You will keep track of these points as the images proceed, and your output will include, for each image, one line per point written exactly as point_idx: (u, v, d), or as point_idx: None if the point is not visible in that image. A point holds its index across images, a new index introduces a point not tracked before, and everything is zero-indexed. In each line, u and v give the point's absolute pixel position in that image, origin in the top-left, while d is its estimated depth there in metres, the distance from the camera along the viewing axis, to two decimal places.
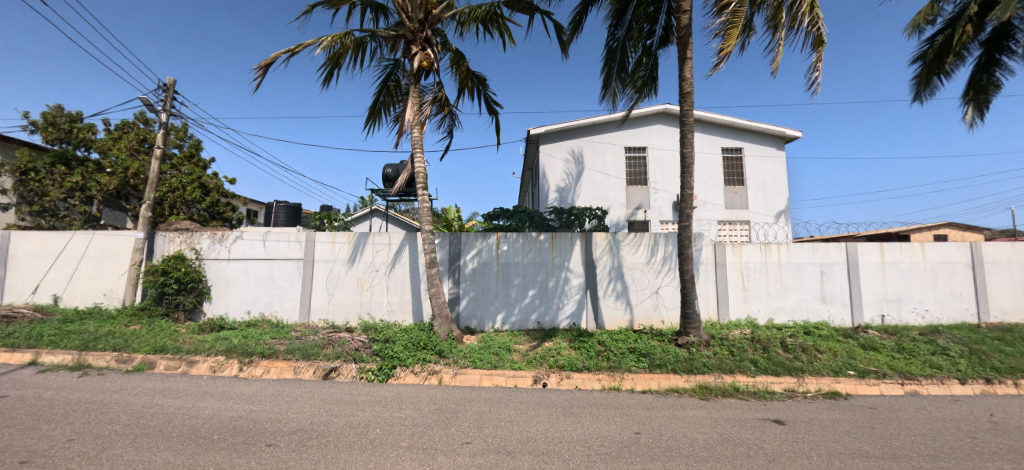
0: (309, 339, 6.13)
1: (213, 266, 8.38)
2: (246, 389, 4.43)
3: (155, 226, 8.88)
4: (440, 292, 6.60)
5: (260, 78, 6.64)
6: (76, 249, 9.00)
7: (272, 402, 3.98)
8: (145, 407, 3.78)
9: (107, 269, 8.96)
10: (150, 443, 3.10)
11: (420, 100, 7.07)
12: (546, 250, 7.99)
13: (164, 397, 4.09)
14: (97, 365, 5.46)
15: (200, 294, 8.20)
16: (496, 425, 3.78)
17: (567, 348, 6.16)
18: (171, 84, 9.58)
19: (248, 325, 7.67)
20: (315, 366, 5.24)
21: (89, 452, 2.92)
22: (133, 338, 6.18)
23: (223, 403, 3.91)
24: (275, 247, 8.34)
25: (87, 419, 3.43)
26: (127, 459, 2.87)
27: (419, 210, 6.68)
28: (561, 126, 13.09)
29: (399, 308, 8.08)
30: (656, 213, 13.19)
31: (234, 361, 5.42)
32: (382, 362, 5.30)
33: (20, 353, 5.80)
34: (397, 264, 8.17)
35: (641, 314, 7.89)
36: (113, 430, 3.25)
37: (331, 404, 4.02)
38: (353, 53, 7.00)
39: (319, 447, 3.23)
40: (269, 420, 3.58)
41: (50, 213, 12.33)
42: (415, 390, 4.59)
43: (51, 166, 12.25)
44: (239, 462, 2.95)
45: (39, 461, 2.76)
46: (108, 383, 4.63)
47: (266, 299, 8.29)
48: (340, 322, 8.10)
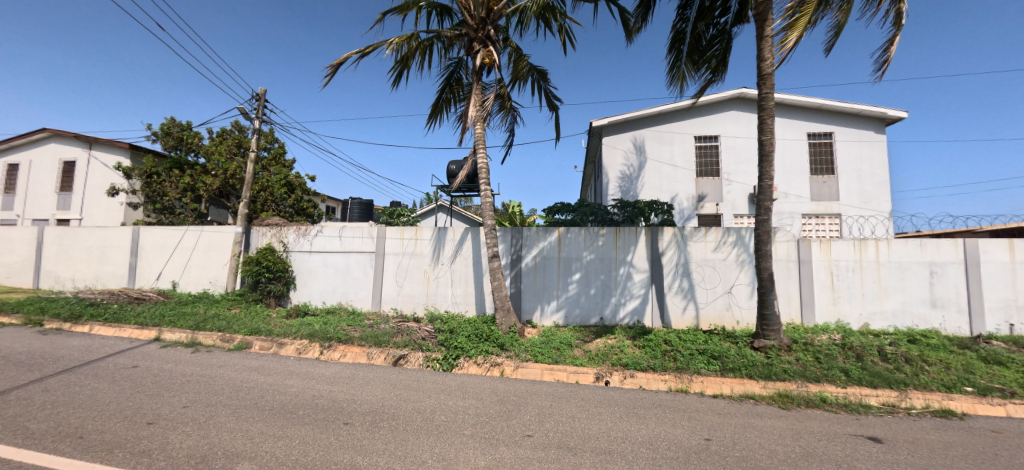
0: (380, 327, 6.50)
1: (298, 257, 9.17)
2: (326, 371, 4.79)
3: (251, 221, 9.90)
4: (501, 286, 6.67)
5: (332, 78, 6.89)
6: (189, 242, 10.30)
7: (347, 384, 4.24)
8: (243, 382, 4.23)
9: (214, 260, 10.14)
10: (247, 414, 3.47)
11: (483, 98, 7.09)
12: (608, 244, 7.77)
13: (257, 374, 4.56)
14: (206, 343, 6.19)
15: (287, 282, 9.07)
16: (557, 420, 3.75)
17: (631, 346, 5.95)
18: (262, 94, 10.53)
19: (327, 312, 8.34)
20: (386, 352, 5.52)
21: (199, 418, 3.33)
22: (234, 321, 6.96)
23: (307, 382, 4.25)
24: (350, 241, 8.94)
25: (198, 389, 3.90)
26: (230, 427, 3.28)
27: (482, 205, 6.73)
28: (624, 117, 12.59)
29: (463, 300, 8.30)
30: (729, 207, 12.34)
31: (316, 345, 5.87)
32: (447, 351, 5.45)
33: (149, 330, 6.76)
34: (460, 257, 8.38)
35: (712, 313, 7.43)
36: (218, 400, 3.67)
37: (400, 388, 4.17)
38: (420, 55, 7.16)
39: (389, 429, 3.47)
40: (345, 400, 3.82)
41: (169, 210, 14.29)
42: (479, 380, 4.65)
43: (168, 170, 14.08)
44: (321, 437, 3.30)
45: (162, 423, 3.22)
46: (214, 359, 5.24)
47: (343, 288, 8.93)
48: (408, 312, 8.49)
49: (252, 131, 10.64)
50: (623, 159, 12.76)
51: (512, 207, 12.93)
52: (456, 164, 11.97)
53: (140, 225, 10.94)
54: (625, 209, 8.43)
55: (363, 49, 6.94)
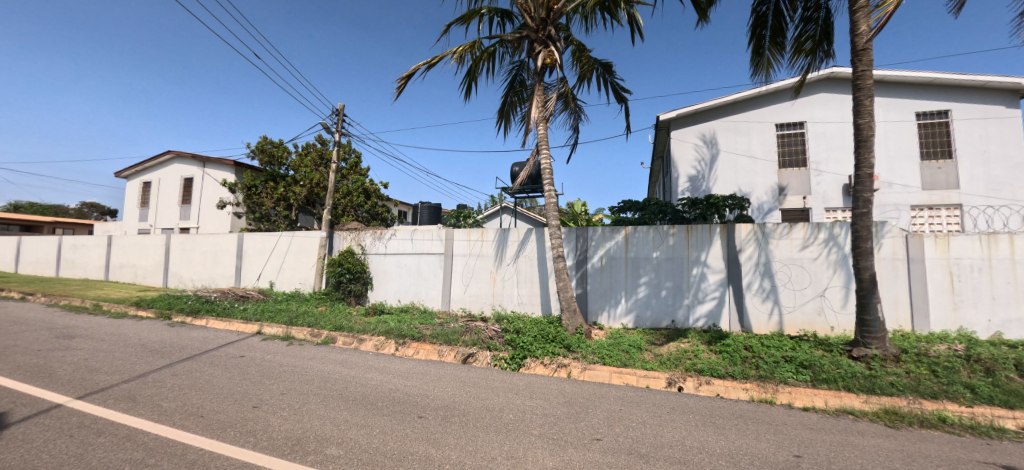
0: (450, 326, 6.74)
1: (374, 259, 9.81)
2: (402, 366, 5.07)
3: (334, 227, 10.75)
4: (567, 287, 6.63)
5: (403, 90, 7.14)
6: (282, 246, 11.44)
7: (421, 380, 4.44)
8: (329, 373, 4.60)
9: (303, 262, 11.15)
10: (334, 403, 3.75)
11: (546, 98, 7.06)
12: (680, 244, 7.40)
13: (342, 367, 4.93)
14: (298, 336, 6.83)
15: (365, 283, 9.75)
16: (627, 425, 3.64)
17: (707, 352, 5.61)
18: (342, 109, 11.37)
19: (401, 311, 8.83)
20: (455, 350, 5.71)
21: (293, 405, 3.67)
22: (320, 318, 7.63)
23: (385, 376, 4.52)
24: (421, 243, 9.39)
25: (292, 379, 4.30)
26: (320, 414, 3.57)
27: (546, 205, 6.73)
28: (695, 108, 11.94)
29: (529, 301, 8.33)
30: (819, 200, 11.19)
31: (392, 341, 6.23)
32: (514, 351, 5.52)
33: (252, 324, 7.61)
34: (525, 258, 8.43)
35: (800, 317, 6.80)
36: (310, 389, 4.02)
37: (470, 386, 4.29)
38: (484, 62, 7.28)
39: (460, 425, 3.58)
40: (419, 394, 4.00)
41: (267, 219, 16.10)
42: (546, 381, 4.64)
43: (265, 183, 15.85)
44: (398, 429, 3.48)
45: (264, 407, 3.59)
46: (305, 351, 5.77)
47: (415, 288, 9.40)
48: (476, 311, 8.73)
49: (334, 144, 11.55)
50: (694, 152, 12.14)
51: (577, 208, 12.79)
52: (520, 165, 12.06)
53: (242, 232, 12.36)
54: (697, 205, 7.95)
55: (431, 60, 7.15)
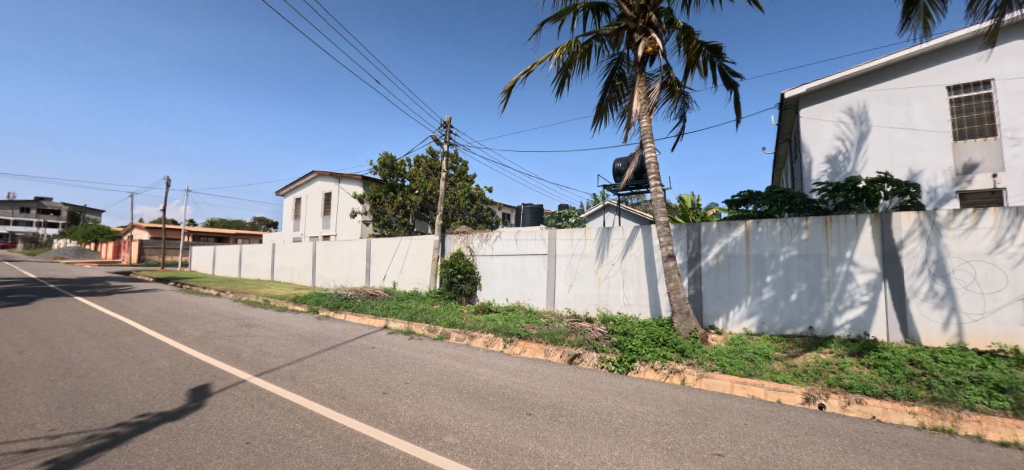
0: (555, 326, 6.81)
1: (482, 260, 10.54)
2: (510, 364, 5.27)
3: (445, 231, 11.65)
4: (678, 287, 6.27)
5: (505, 101, 7.18)
6: (402, 249, 12.83)
7: (529, 378, 4.55)
8: (445, 367, 4.95)
9: (420, 263, 12.28)
10: (450, 394, 4.02)
11: (648, 89, 6.75)
12: (815, 239, 6.60)
13: (456, 361, 5.28)
14: (418, 331, 7.52)
15: (474, 282, 10.56)
16: (754, 443, 3.26)
17: (856, 366, 4.80)
18: (449, 121, 12.28)
19: (508, 310, 9.23)
20: (561, 350, 5.76)
21: (415, 394, 4.01)
22: (436, 315, 8.32)
23: (495, 373, 4.73)
24: (525, 244, 9.78)
25: (413, 370, 4.72)
26: (438, 403, 3.86)
27: (653, 202, 6.50)
28: (830, 80, 10.47)
29: (636, 302, 7.98)
30: (1017, 177, 8.89)
31: (500, 339, 6.51)
32: (621, 354, 5.37)
33: (380, 319, 8.63)
34: (629, 256, 8.14)
35: (995, 329, 5.40)
36: (430, 380, 4.37)
37: (577, 387, 4.27)
38: (581, 60, 7.22)
39: (569, 425, 3.57)
40: (527, 392, 4.10)
41: (388, 225, 19.15)
42: (658, 387, 4.41)
43: (388, 193, 18.79)
44: (509, 424, 3.58)
45: (392, 393, 4.00)
46: (424, 345, 6.33)
47: (520, 288, 9.80)
48: (581, 312, 8.69)
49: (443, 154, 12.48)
50: (834, 130, 10.54)
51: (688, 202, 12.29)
52: (622, 161, 11.69)
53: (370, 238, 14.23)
54: (840, 194, 7.02)
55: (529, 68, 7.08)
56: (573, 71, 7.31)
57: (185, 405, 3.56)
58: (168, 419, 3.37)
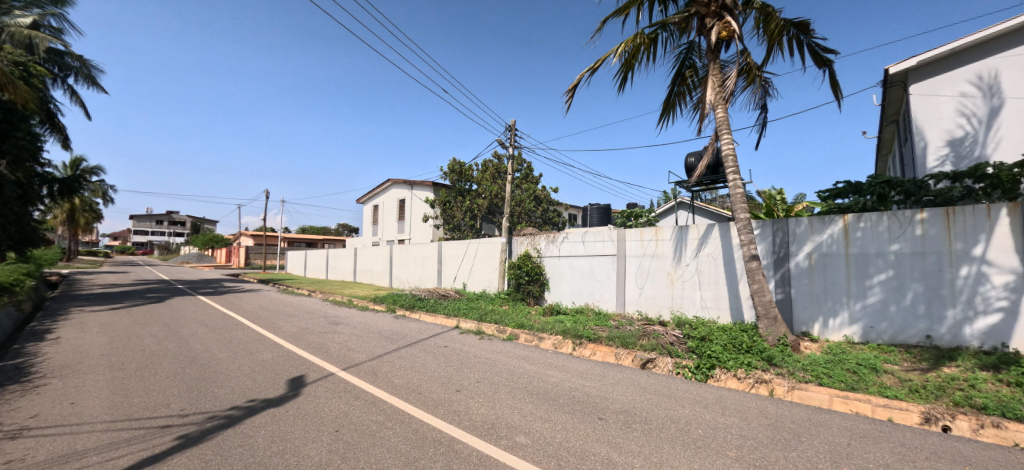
0: (626, 328, 6.68)
1: (550, 262, 10.80)
2: (580, 366, 5.24)
3: (512, 233, 12.10)
4: (764, 289, 5.89)
5: (571, 101, 7.14)
6: (471, 251, 13.49)
7: (600, 382, 4.47)
8: (516, 367, 5.04)
9: (488, 265, 12.83)
10: (521, 395, 4.08)
11: (723, 77, 6.41)
12: (933, 236, 5.76)
13: (526, 362, 5.36)
14: (488, 331, 7.77)
15: (542, 284, 10.94)
16: (858, 464, 2.92)
17: (989, 383, 4.12)
18: (513, 125, 12.60)
19: (577, 312, 9.33)
20: (633, 354, 5.60)
21: (487, 393, 4.12)
22: (505, 316, 8.53)
23: (565, 375, 4.72)
24: (593, 245, 9.83)
25: (484, 369, 4.85)
26: (509, 403, 3.93)
27: (732, 198, 6.18)
28: (948, 47, 8.09)
29: (714, 305, 7.54)
30: None
31: (569, 341, 6.51)
32: (699, 360, 5.12)
33: (452, 318, 9.04)
34: (704, 256, 7.76)
35: None
36: (501, 380, 4.46)
37: (651, 393, 4.12)
38: (647, 53, 6.99)
39: (644, 433, 3.44)
40: (599, 396, 4.03)
41: (457, 228, 21.28)
42: (740, 397, 4.13)
43: (456, 197, 20.74)
44: (580, 428, 3.54)
45: (465, 391, 4.14)
46: (495, 345, 6.51)
47: (589, 290, 9.86)
48: (653, 315, 8.46)
49: (507, 158, 12.83)
50: (957, 109, 8.18)
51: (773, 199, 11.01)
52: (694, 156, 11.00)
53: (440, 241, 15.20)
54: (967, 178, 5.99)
55: (593, 65, 6.95)
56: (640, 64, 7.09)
57: (285, 393, 3.96)
58: (271, 405, 3.77)
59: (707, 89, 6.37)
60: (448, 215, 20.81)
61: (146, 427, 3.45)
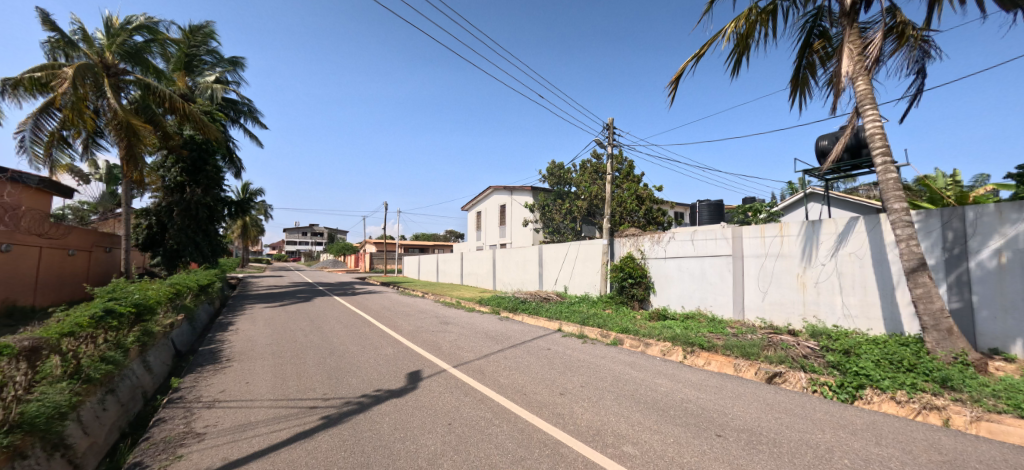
0: (746, 337, 6.14)
1: (655, 263, 10.64)
2: (693, 377, 4.93)
3: (613, 234, 12.04)
4: (932, 294, 4.96)
5: (675, 94, 6.80)
6: (572, 253, 13.72)
7: (718, 395, 4.15)
8: (622, 374, 4.91)
9: (590, 267, 12.94)
10: (628, 403, 3.95)
11: (865, 41, 5.70)
12: None
13: (632, 369, 5.20)
14: (591, 335, 7.77)
15: (647, 287, 10.76)
16: None
17: None
18: (610, 123, 12.46)
19: (688, 316, 9.02)
20: (756, 367, 5.10)
21: (592, 398, 4.07)
22: (608, 320, 8.40)
23: (675, 385, 4.46)
24: (704, 245, 9.46)
25: (589, 374, 4.81)
26: (614, 411, 3.83)
27: (883, 187, 5.36)
28: None
29: (860, 313, 6.58)
30: None
31: (679, 349, 6.19)
32: (845, 377, 4.44)
33: (553, 321, 9.20)
34: (843, 256, 6.87)
35: None
36: (605, 386, 4.38)
37: (780, 412, 3.69)
38: (765, 30, 6.45)
39: (773, 455, 3.07)
40: (716, 411, 3.72)
41: (557, 231, 22.08)
42: (899, 424, 3.50)
43: (555, 200, 21.71)
44: (695, 442, 3.29)
45: (569, 395, 4.14)
46: (599, 350, 6.44)
47: (700, 294, 9.50)
48: (781, 324, 7.78)
49: (607, 156, 12.62)
50: None
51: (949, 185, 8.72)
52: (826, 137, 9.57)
53: (540, 244, 15.71)
54: None
55: (698, 52, 6.53)
56: (754, 44, 6.54)
57: (405, 386, 4.36)
58: (393, 396, 4.17)
59: (846, 59, 5.72)
60: (549, 219, 21.78)
61: (298, 407, 4.05)
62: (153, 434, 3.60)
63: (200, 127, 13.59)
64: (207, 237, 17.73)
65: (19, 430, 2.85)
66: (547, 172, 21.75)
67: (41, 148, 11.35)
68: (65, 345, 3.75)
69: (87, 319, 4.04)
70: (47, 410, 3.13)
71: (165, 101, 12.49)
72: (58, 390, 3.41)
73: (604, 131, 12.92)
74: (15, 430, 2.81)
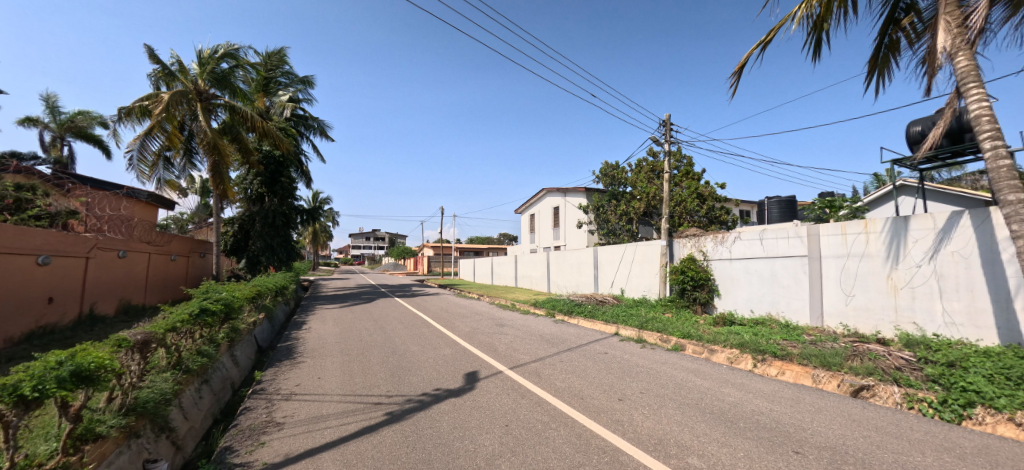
0: (826, 347, 5.73)
1: (718, 265, 10.38)
2: (764, 387, 4.65)
3: (672, 235, 11.82)
4: None
5: (739, 84, 6.48)
6: (629, 255, 13.54)
7: (793, 407, 3.89)
8: (685, 381, 4.74)
9: (648, 270, 12.69)
10: (692, 412, 3.80)
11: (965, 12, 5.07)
12: None
13: (696, 376, 5.00)
14: (650, 340, 7.60)
15: (710, 290, 10.50)
16: None
17: None
18: (667, 119, 12.10)
19: (758, 321, 8.63)
20: (840, 379, 4.69)
21: (653, 405, 3.96)
22: (668, 324, 8.14)
23: (744, 395, 4.23)
24: (774, 245, 9.00)
25: (649, 380, 4.68)
26: (677, 419, 3.69)
27: (992, 176, 4.74)
28: None
29: (965, 321, 5.86)
30: None
31: (748, 357, 5.86)
32: (948, 394, 3.94)
33: (610, 325, 9.09)
34: (943, 256, 6.17)
35: None
36: (667, 394, 4.24)
37: (868, 429, 3.38)
38: (841, 8, 5.94)
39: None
40: (792, 425, 3.48)
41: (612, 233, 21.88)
42: (1019, 449, 3.07)
43: (610, 201, 21.49)
44: (769, 458, 3.07)
45: (628, 402, 4.06)
46: (660, 356, 6.27)
47: (771, 297, 9.03)
48: (867, 332, 7.12)
49: (664, 154, 12.27)
50: None
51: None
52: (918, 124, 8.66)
53: (595, 247, 15.63)
54: None
55: (766, 39, 6.20)
56: (830, 27, 6.07)
57: (463, 386, 4.50)
58: (452, 396, 4.30)
59: (942, 34, 5.11)
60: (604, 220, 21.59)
61: (364, 402, 4.29)
62: (241, 421, 3.96)
63: (275, 143, 14.76)
64: (283, 243, 19.08)
65: (134, 412, 3.25)
66: (600, 173, 21.58)
67: (146, 168, 12.77)
68: (170, 338, 4.24)
69: (186, 316, 4.52)
70: (155, 396, 3.55)
71: (247, 121, 13.73)
72: (163, 379, 3.86)
73: (660, 127, 12.57)
74: (131, 412, 3.22)
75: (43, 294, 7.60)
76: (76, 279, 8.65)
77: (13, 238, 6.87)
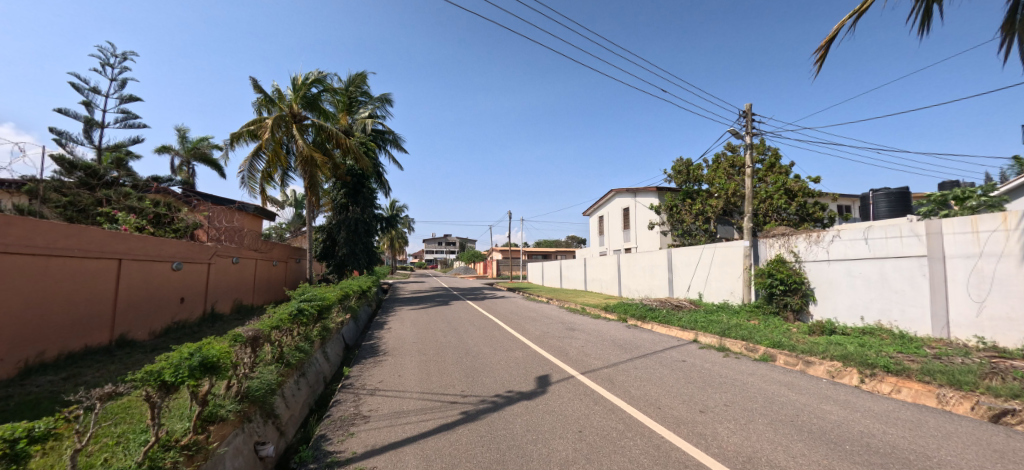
0: (956, 362, 4.98)
1: (813, 267, 9.54)
2: (875, 406, 4.15)
3: (757, 235, 11.06)
4: None
5: (825, 61, 5.80)
6: (707, 258, 12.84)
7: (912, 431, 3.44)
8: (777, 395, 4.38)
9: (729, 273, 11.94)
10: (785, 430, 3.51)
11: None
12: None
13: (789, 390, 4.61)
14: (734, 349, 7.17)
15: (805, 295, 9.69)
16: None
17: None
18: (748, 110, 11.31)
19: (864, 330, 7.77)
20: (975, 401, 4.01)
21: (740, 420, 3.72)
22: (754, 332, 7.59)
23: (850, 414, 3.81)
24: (883, 245, 8.05)
25: (734, 392, 4.41)
26: (769, 437, 3.43)
27: None
28: None
29: None
30: None
31: (853, 370, 5.27)
32: None
33: (688, 332, 8.69)
34: None
35: None
36: (756, 408, 3.96)
37: (1013, 462, 2.88)
38: None
39: None
40: (912, 452, 3.07)
41: (687, 233, 20.90)
42: None
43: (684, 200, 20.54)
44: None
45: (710, 414, 3.85)
46: (747, 366, 5.87)
47: (880, 304, 8.06)
48: (1010, 346, 6.03)
49: (745, 148, 11.50)
50: None
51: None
52: None
53: (668, 248, 15.02)
54: None
55: (861, 7, 5.45)
56: None
57: (535, 389, 4.58)
58: (524, 399, 4.38)
59: None
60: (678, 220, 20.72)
61: (441, 400, 4.51)
62: (333, 412, 4.35)
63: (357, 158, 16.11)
64: (365, 249, 20.71)
65: (247, 399, 3.72)
66: (672, 170, 20.76)
67: (255, 184, 14.63)
68: (274, 335, 4.78)
69: (286, 316, 5.08)
70: (263, 386, 4.01)
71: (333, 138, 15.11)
72: (269, 371, 4.37)
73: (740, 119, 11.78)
74: (244, 399, 3.68)
75: (177, 295, 8.95)
76: (201, 282, 10.05)
77: (155, 248, 8.14)
